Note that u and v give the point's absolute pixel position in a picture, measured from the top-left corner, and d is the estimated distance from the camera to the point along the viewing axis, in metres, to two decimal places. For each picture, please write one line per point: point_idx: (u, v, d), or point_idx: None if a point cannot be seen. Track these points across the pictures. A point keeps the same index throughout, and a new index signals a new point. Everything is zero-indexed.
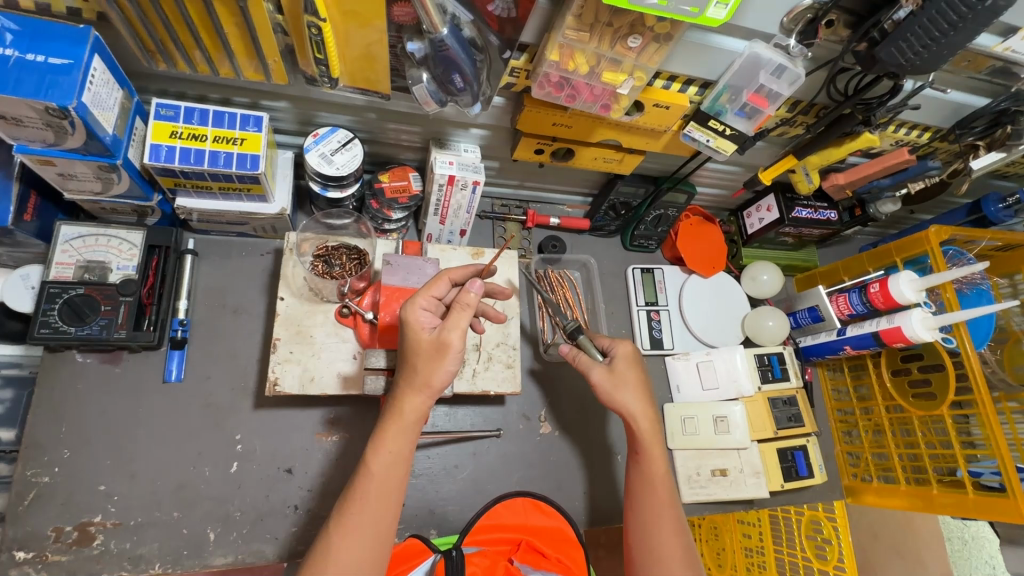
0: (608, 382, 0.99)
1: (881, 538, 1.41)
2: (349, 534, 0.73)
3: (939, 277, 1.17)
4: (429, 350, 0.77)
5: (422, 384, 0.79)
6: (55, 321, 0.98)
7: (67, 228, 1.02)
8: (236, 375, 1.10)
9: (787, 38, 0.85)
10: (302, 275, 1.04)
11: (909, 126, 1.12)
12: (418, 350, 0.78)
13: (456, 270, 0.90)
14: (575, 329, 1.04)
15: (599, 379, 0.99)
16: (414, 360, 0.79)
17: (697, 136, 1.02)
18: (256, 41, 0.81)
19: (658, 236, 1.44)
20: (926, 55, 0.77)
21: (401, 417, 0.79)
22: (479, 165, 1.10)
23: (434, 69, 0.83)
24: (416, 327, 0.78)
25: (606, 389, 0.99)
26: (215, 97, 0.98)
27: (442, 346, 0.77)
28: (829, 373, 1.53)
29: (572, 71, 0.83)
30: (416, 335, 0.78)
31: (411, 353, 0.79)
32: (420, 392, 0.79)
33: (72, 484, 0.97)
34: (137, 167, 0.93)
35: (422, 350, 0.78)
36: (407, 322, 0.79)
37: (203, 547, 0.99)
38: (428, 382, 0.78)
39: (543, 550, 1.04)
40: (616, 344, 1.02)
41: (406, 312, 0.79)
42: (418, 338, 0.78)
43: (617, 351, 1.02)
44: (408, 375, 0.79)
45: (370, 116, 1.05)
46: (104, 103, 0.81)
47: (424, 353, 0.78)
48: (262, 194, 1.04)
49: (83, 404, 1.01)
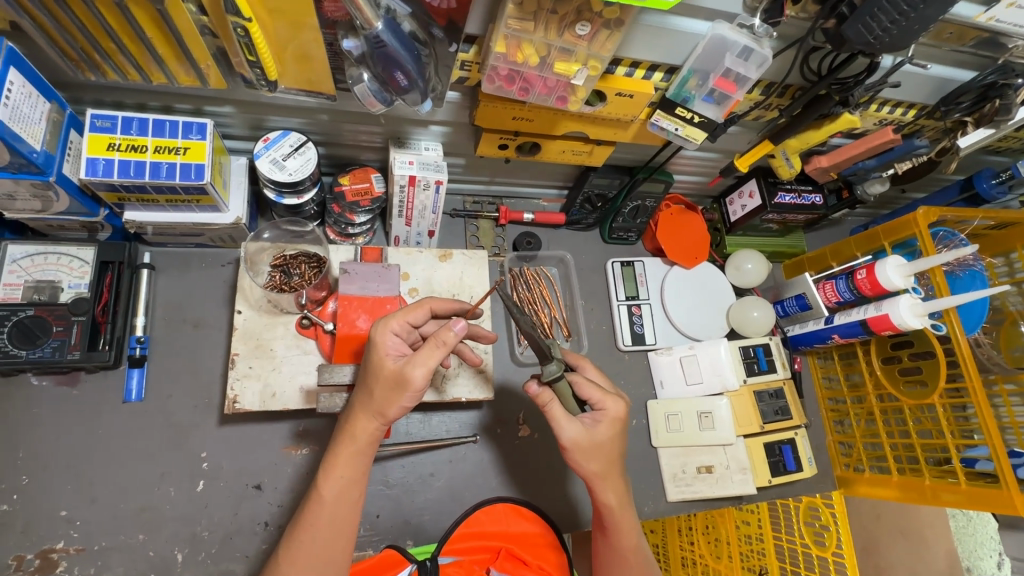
0: (585, 444, 0.84)
1: (884, 520, 1.34)
2: (295, 563, 0.71)
3: (927, 261, 1.11)
4: (390, 378, 0.74)
5: (377, 410, 0.75)
6: (5, 344, 0.95)
7: (14, 248, 0.99)
8: (199, 392, 1.08)
9: (751, 17, 0.79)
10: (259, 288, 1.00)
11: (893, 104, 1.06)
12: (378, 374, 0.74)
13: (439, 301, 0.88)
14: (557, 376, 0.83)
15: (575, 440, 0.83)
16: (372, 385, 0.75)
17: (665, 125, 0.96)
18: (183, 46, 0.76)
19: (638, 227, 1.39)
20: (895, 31, 0.73)
21: (352, 440, 0.76)
22: (441, 163, 1.04)
23: (374, 68, 0.78)
24: (382, 352, 0.75)
25: (584, 447, 0.84)
26: (156, 105, 0.94)
27: (403, 380, 0.73)
28: (819, 362, 1.48)
29: (522, 63, 0.78)
30: (381, 361, 0.75)
31: (371, 376, 0.75)
32: (373, 417, 0.75)
33: (32, 512, 0.97)
34: (76, 184, 0.89)
35: (382, 376, 0.74)
36: (375, 343, 0.76)
37: (172, 568, 0.98)
38: (384, 411, 0.75)
39: (523, 557, 1.02)
40: (607, 402, 0.86)
41: (377, 332, 0.77)
42: (381, 362, 0.75)
43: (606, 412, 0.86)
44: (365, 398, 0.76)
45: (322, 117, 1.00)
46: (26, 118, 0.77)
47: (386, 380, 0.74)
48: (214, 205, 0.99)
49: (41, 429, 1.00)
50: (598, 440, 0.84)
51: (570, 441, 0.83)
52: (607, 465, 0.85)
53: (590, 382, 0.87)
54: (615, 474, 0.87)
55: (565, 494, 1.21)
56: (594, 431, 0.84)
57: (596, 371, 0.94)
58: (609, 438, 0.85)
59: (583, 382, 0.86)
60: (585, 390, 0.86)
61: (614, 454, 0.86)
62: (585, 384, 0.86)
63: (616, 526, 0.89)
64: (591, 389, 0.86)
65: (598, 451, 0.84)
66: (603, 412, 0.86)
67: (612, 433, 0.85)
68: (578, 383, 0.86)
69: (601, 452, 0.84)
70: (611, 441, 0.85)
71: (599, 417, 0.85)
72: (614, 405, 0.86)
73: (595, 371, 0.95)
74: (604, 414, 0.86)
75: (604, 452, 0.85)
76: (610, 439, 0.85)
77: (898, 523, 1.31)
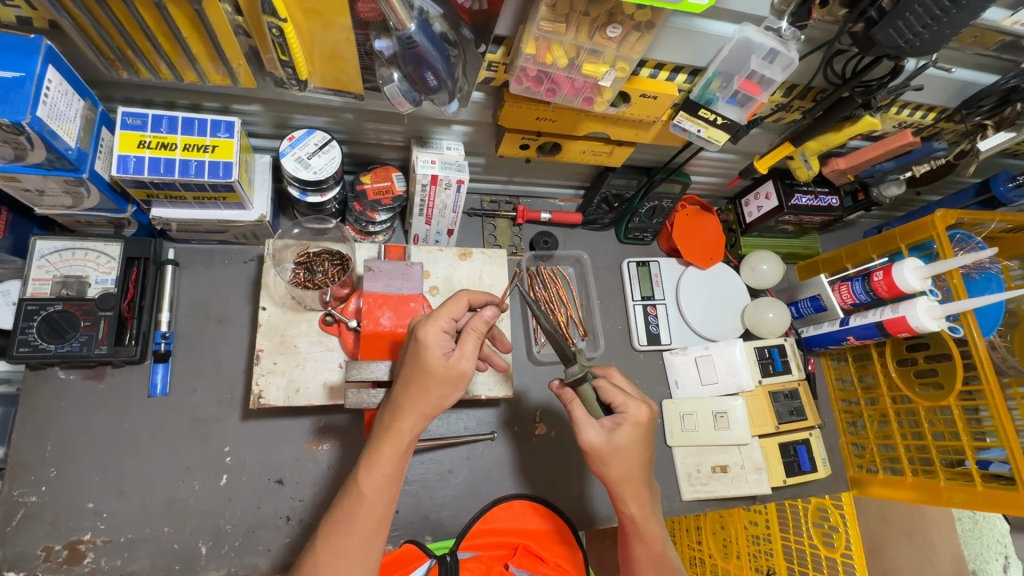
0: (603, 448, 0.85)
1: (889, 521, 1.41)
2: (345, 558, 0.73)
3: (945, 264, 1.11)
4: (449, 376, 0.77)
5: (428, 406, 0.78)
6: (34, 339, 0.96)
7: (42, 244, 1.00)
8: (223, 387, 1.09)
9: (779, 20, 0.80)
10: (284, 285, 1.01)
11: (913, 107, 1.06)
12: (432, 372, 0.76)
13: (474, 294, 0.88)
14: (578, 377, 0.88)
15: (593, 442, 0.85)
16: (425, 383, 0.77)
17: (687, 127, 0.97)
18: (217, 45, 0.77)
19: (654, 227, 1.40)
20: (927, 35, 0.73)
21: (398, 439, 0.77)
22: (463, 163, 1.05)
23: (404, 68, 0.78)
24: (437, 353, 0.77)
25: (603, 451, 0.85)
26: (184, 103, 0.95)
27: (461, 374, 0.78)
28: (832, 363, 1.48)
29: (551, 65, 0.79)
30: (439, 361, 0.76)
31: (425, 375, 0.77)
32: (424, 413, 0.78)
33: (60, 503, 0.98)
34: (107, 180, 0.91)
35: (441, 375, 0.77)
36: (427, 344, 0.77)
37: (196, 561, 1.00)
38: (437, 405, 0.78)
39: (540, 554, 1.03)
40: (630, 406, 0.87)
41: (428, 333, 0.77)
42: (439, 362, 0.76)
43: (628, 415, 0.87)
44: (417, 397, 0.77)
45: (347, 116, 1.01)
46: (63, 115, 0.78)
47: (444, 378, 0.77)
48: (239, 202, 1.01)
49: (68, 421, 1.02)
50: (617, 445, 0.84)
51: (588, 443, 0.86)
52: (629, 472, 0.86)
53: (614, 387, 0.89)
54: (636, 483, 0.87)
55: (580, 491, 1.22)
56: (615, 436, 0.85)
57: (623, 378, 0.97)
58: (629, 442, 0.85)
59: (607, 387, 0.89)
60: (608, 394, 0.89)
61: (635, 462, 0.86)
62: (609, 389, 0.89)
63: (638, 534, 0.89)
64: (615, 394, 0.89)
65: (619, 456, 0.85)
66: (624, 416, 0.87)
67: (633, 438, 0.85)
68: (601, 387, 0.90)
69: (623, 457, 0.85)
70: (631, 445, 0.85)
71: (621, 421, 0.86)
72: (637, 411, 0.87)
73: (623, 377, 0.97)
74: (626, 418, 0.87)
75: (626, 457, 0.85)
76: (631, 444, 0.85)
77: (906, 524, 1.38)
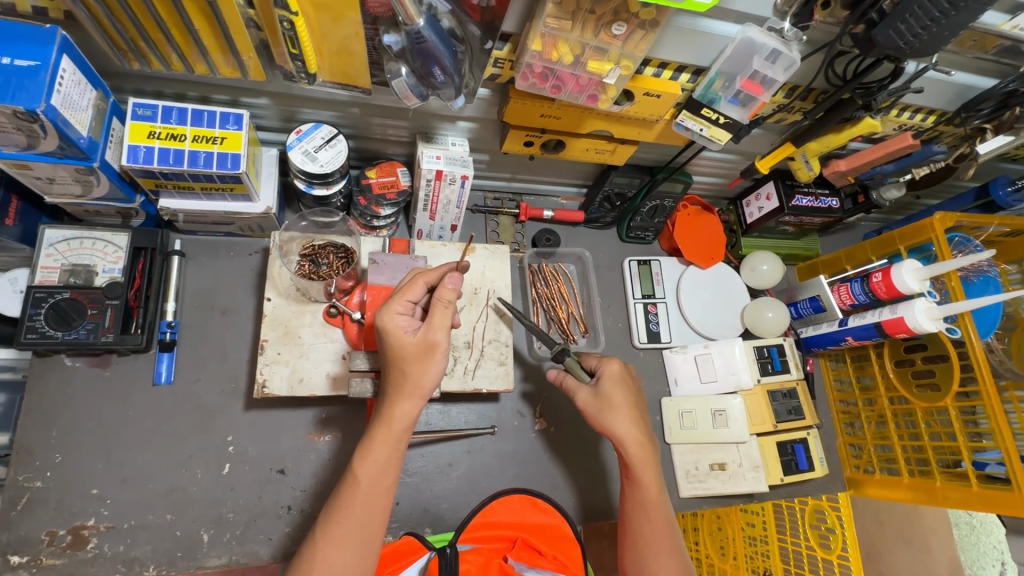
0: (593, 405, 0.98)
1: (887, 525, 1.40)
2: (345, 546, 0.74)
3: (942, 266, 1.13)
4: (417, 353, 0.79)
5: (412, 388, 0.80)
6: (42, 326, 0.98)
7: (51, 232, 1.02)
8: (227, 377, 1.10)
9: (781, 21, 0.81)
10: (289, 276, 1.02)
11: (913, 110, 1.08)
12: (403, 354, 0.79)
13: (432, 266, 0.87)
14: (560, 350, 1.02)
15: (586, 401, 0.99)
16: (402, 366, 0.79)
17: (690, 126, 0.98)
18: (229, 38, 0.78)
19: (655, 227, 1.41)
20: (925, 36, 0.75)
21: (389, 425, 0.80)
22: (468, 159, 1.07)
23: (412, 63, 0.80)
24: (398, 334, 0.79)
25: (595, 408, 0.98)
26: (194, 95, 0.96)
27: (430, 347, 0.79)
28: (831, 364, 1.49)
29: (556, 61, 0.81)
30: (402, 342, 0.78)
31: (397, 360, 0.79)
32: (410, 396, 0.80)
33: (64, 489, 0.99)
34: (116, 170, 0.92)
35: (409, 355, 0.79)
36: (387, 329, 0.79)
37: (198, 548, 1.01)
38: (420, 385, 0.80)
39: (539, 548, 1.04)
40: (605, 363, 1.01)
41: (385, 319, 0.79)
42: (402, 343, 0.79)
43: (605, 370, 1.00)
44: (398, 382, 0.80)
45: (353, 111, 1.02)
46: (76, 104, 0.79)
47: (413, 357, 0.79)
48: (246, 194, 1.02)
49: (73, 408, 1.03)
50: (601, 394, 0.98)
51: (582, 404, 0.99)
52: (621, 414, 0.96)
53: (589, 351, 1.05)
54: (626, 424, 0.96)
55: (579, 487, 1.23)
56: (600, 388, 0.98)
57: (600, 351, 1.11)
58: (613, 391, 0.98)
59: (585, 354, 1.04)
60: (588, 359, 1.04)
61: (622, 406, 0.97)
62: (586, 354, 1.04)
63: (636, 477, 0.94)
64: (590, 356, 1.04)
65: (607, 406, 0.97)
66: (602, 371, 1.00)
67: (615, 387, 0.98)
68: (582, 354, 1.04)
69: (610, 406, 0.97)
70: (614, 393, 0.98)
71: (602, 376, 1.00)
72: (613, 366, 1.01)
73: None
74: (604, 373, 1.00)
75: (614, 406, 0.97)
76: (614, 392, 0.98)
77: (902, 528, 1.37)
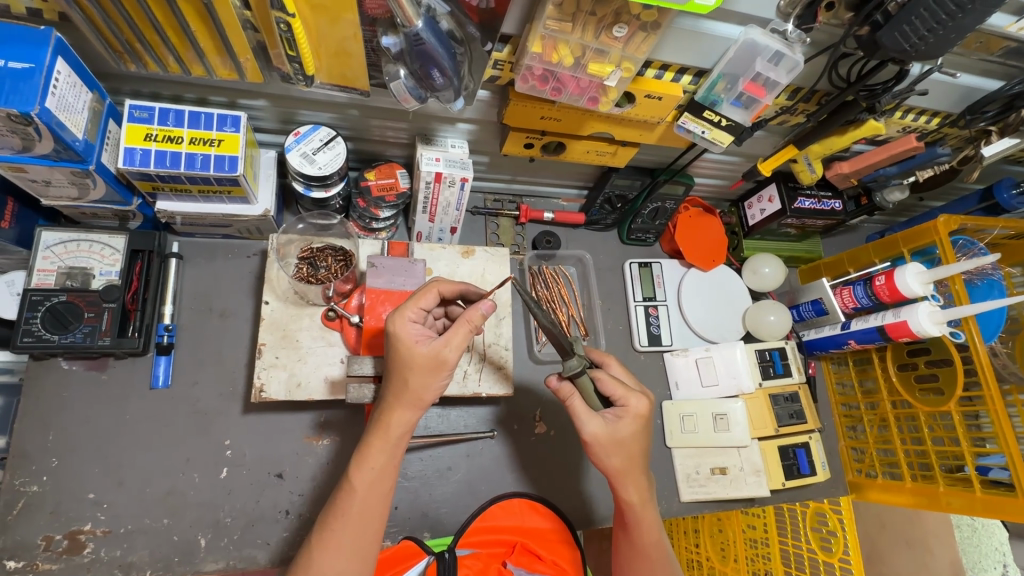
0: (606, 439, 0.86)
1: (888, 528, 1.40)
2: (339, 553, 0.74)
3: (946, 269, 1.11)
4: (425, 364, 0.78)
5: (412, 398, 0.79)
6: (38, 329, 0.97)
7: (48, 235, 1.01)
8: (225, 380, 1.09)
9: (784, 22, 0.80)
10: (286, 280, 1.01)
11: (917, 111, 1.06)
12: (410, 363, 0.78)
13: (447, 282, 0.90)
14: (577, 371, 0.87)
15: (596, 435, 0.86)
16: (406, 375, 0.78)
17: (692, 128, 0.97)
18: (225, 39, 0.77)
19: (656, 229, 1.40)
20: (932, 39, 0.73)
21: (386, 432, 0.79)
22: (467, 161, 1.06)
23: (411, 65, 0.79)
24: (410, 342, 0.78)
25: (605, 442, 0.86)
26: (191, 96, 0.95)
27: (440, 362, 0.78)
28: (833, 367, 1.48)
29: (557, 63, 0.80)
30: (412, 350, 0.78)
31: (402, 367, 0.78)
32: (410, 406, 0.79)
33: (61, 492, 0.99)
34: (113, 172, 0.91)
35: (416, 364, 0.78)
36: (398, 335, 0.79)
37: (195, 553, 1.00)
38: (421, 396, 0.79)
39: (537, 552, 1.03)
40: (630, 399, 0.88)
41: (397, 324, 0.79)
42: (410, 352, 0.78)
43: (629, 408, 0.88)
44: (399, 390, 0.79)
45: (352, 113, 1.01)
46: (71, 106, 0.78)
47: (420, 366, 0.78)
48: (244, 197, 1.01)
49: (70, 411, 1.02)
50: (619, 436, 0.86)
51: (591, 436, 0.86)
52: (629, 460, 0.88)
53: (613, 379, 0.89)
54: (636, 470, 0.89)
55: (579, 490, 1.22)
56: (617, 427, 0.86)
57: (620, 367, 0.98)
58: (631, 434, 0.87)
59: (605, 379, 0.89)
60: (608, 386, 0.89)
61: (636, 450, 0.88)
62: (609, 381, 0.89)
63: (637, 522, 0.91)
64: (614, 386, 0.89)
65: (620, 447, 0.87)
66: (624, 408, 0.88)
67: (635, 429, 0.87)
68: (600, 379, 0.89)
69: (622, 448, 0.87)
70: (632, 437, 0.87)
71: (623, 413, 0.87)
72: (636, 402, 0.88)
73: (619, 367, 0.98)
74: (627, 410, 0.88)
75: (626, 447, 0.87)
76: (632, 435, 0.87)
77: (903, 531, 1.37)
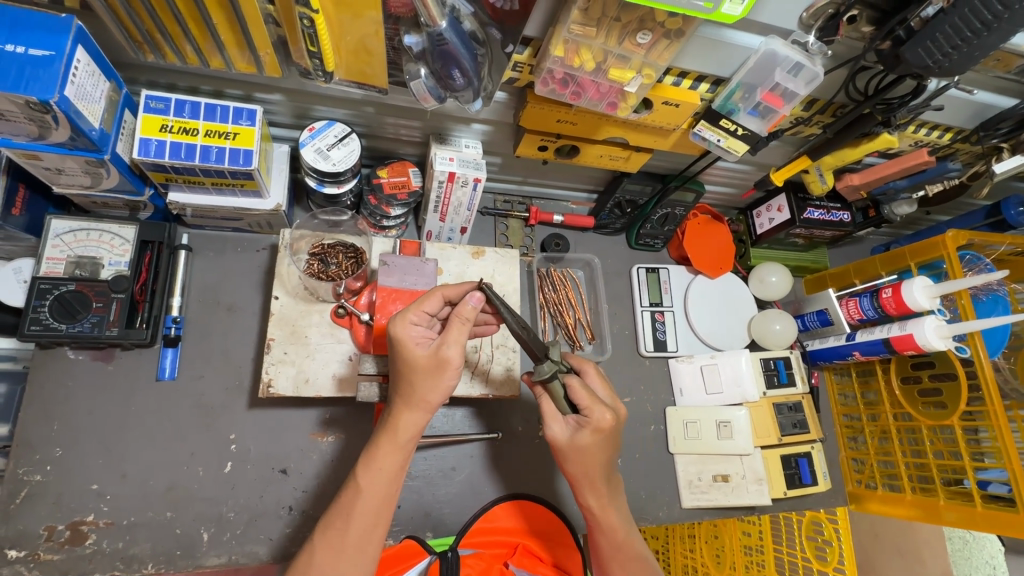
0: (565, 445, 0.87)
1: (880, 538, 1.43)
2: (343, 557, 0.74)
3: (953, 284, 1.12)
4: (427, 365, 0.78)
5: (419, 400, 0.79)
6: (46, 318, 0.96)
7: (57, 223, 1.00)
8: (231, 375, 1.09)
9: (806, 34, 0.80)
10: (297, 274, 1.01)
11: (931, 126, 1.07)
12: (413, 366, 0.78)
13: (452, 286, 0.87)
14: (548, 376, 0.87)
15: (556, 438, 0.88)
16: (411, 378, 0.78)
17: (707, 136, 0.97)
18: (248, 33, 0.77)
19: (664, 235, 1.41)
20: (955, 57, 0.74)
21: (395, 435, 0.79)
22: (480, 161, 1.05)
23: (432, 64, 0.79)
24: (410, 345, 0.78)
25: (565, 448, 0.88)
26: (207, 89, 0.95)
27: (441, 361, 0.78)
28: (835, 378, 1.49)
29: (578, 67, 0.80)
30: (412, 352, 0.78)
31: (406, 371, 0.78)
32: (417, 409, 0.79)
33: (64, 483, 0.98)
34: (127, 163, 0.91)
35: (418, 366, 0.78)
36: (399, 339, 0.79)
37: (197, 547, 0.99)
38: (428, 399, 0.79)
39: (540, 555, 1.04)
40: (593, 411, 0.85)
41: (398, 328, 0.79)
42: (412, 355, 0.78)
43: (591, 420, 0.85)
44: (406, 393, 0.79)
45: (368, 110, 1.01)
46: (89, 96, 0.78)
47: (422, 369, 0.78)
48: (257, 190, 1.00)
49: (75, 402, 1.02)
50: (577, 444, 0.86)
51: (552, 438, 0.89)
52: (585, 468, 0.88)
53: (583, 387, 0.86)
54: (593, 477, 0.89)
55: None
56: (577, 435, 0.86)
57: (597, 377, 0.95)
58: (589, 444, 0.85)
59: (575, 387, 0.86)
60: (575, 394, 0.87)
61: (593, 462, 0.87)
62: (577, 389, 0.86)
63: (598, 526, 0.93)
64: (581, 395, 0.86)
65: (578, 454, 0.87)
66: (588, 419, 0.86)
67: (593, 442, 0.85)
68: (571, 387, 0.87)
69: (581, 456, 0.87)
70: (591, 447, 0.86)
71: (583, 423, 0.86)
72: (601, 416, 0.85)
73: (597, 376, 0.95)
74: (588, 422, 0.85)
75: (585, 456, 0.87)
76: (590, 445, 0.86)
77: (896, 542, 1.39)
